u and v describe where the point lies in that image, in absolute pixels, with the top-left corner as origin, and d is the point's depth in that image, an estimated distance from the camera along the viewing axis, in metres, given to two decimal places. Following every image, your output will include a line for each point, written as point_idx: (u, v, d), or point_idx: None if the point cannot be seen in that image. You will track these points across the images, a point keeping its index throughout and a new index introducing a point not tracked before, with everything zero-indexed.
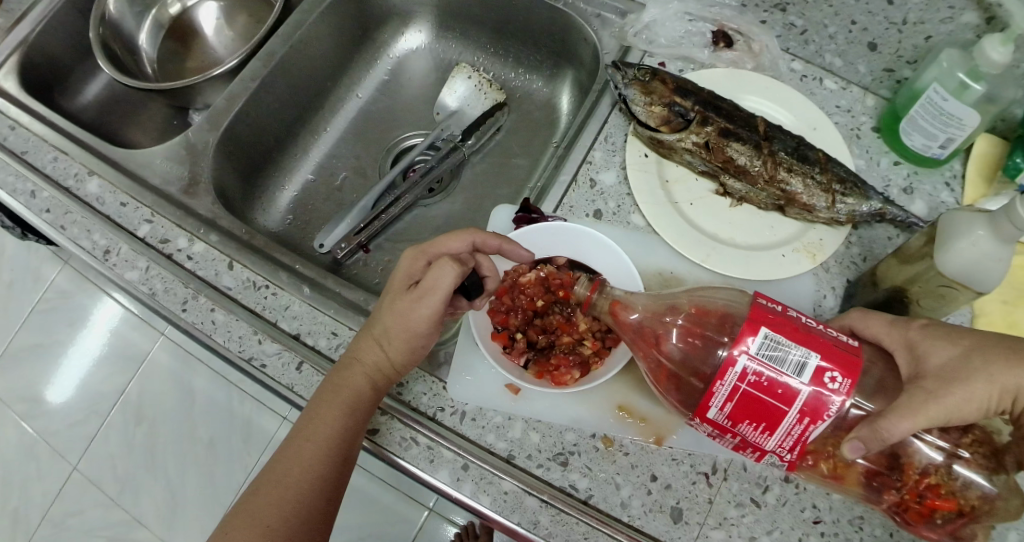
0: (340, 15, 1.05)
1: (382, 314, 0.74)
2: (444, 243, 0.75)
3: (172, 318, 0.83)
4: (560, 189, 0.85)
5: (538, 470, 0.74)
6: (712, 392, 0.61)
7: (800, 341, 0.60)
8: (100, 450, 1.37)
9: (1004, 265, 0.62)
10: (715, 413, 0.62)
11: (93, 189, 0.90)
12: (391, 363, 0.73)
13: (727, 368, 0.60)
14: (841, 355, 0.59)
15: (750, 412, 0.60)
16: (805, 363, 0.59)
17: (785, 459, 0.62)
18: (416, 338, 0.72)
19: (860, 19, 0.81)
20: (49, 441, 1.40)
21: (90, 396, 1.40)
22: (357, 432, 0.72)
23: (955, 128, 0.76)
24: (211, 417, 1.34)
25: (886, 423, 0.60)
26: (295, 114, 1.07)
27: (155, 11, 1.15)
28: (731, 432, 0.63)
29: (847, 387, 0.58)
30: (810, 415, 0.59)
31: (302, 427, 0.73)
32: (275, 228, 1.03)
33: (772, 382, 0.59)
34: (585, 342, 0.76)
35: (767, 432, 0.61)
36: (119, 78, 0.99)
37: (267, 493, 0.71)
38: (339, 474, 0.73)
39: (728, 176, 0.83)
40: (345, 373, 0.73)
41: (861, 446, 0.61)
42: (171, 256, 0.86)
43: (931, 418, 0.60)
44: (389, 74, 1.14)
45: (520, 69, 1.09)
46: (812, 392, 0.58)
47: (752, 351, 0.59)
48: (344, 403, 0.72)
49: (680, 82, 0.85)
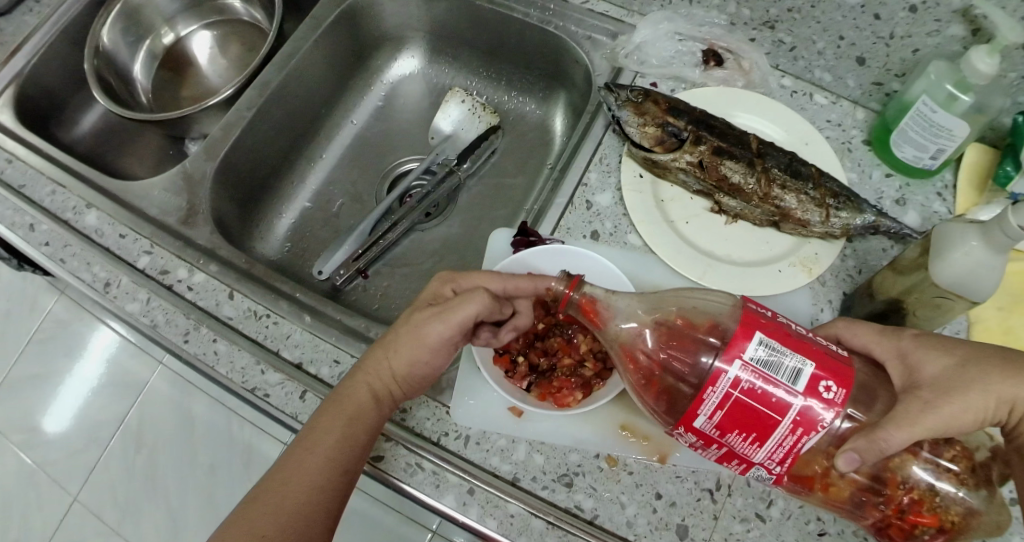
0: (333, 42, 1.06)
1: (392, 328, 0.75)
2: (477, 280, 0.75)
3: (173, 349, 0.83)
4: (556, 211, 0.85)
5: (543, 492, 0.74)
6: (702, 400, 0.60)
7: (795, 348, 0.61)
8: (101, 478, 1.35)
9: (999, 275, 0.63)
10: (702, 422, 0.61)
11: (92, 221, 0.91)
12: (395, 374, 0.73)
13: (720, 375, 0.60)
14: (835, 365, 0.60)
15: (740, 421, 0.60)
16: (800, 371, 0.59)
17: (772, 471, 0.63)
18: (423, 353, 0.72)
19: (848, 34, 0.82)
20: (47, 471, 1.39)
21: (88, 424, 1.38)
22: (359, 444, 0.71)
23: (945, 139, 0.77)
24: (212, 442, 1.29)
25: (883, 434, 0.60)
26: (291, 142, 1.07)
27: (149, 41, 1.16)
28: (718, 442, 0.63)
29: (841, 397, 0.59)
30: (803, 426, 0.59)
31: (303, 439, 0.71)
32: (273, 255, 1.03)
33: (766, 391, 0.59)
34: (585, 364, 0.76)
35: (757, 442, 0.61)
36: (116, 110, 0.99)
37: (260, 507, 0.67)
38: (343, 488, 0.70)
39: (723, 194, 0.84)
40: (351, 383, 0.73)
41: (857, 458, 0.60)
42: (171, 286, 0.86)
43: (928, 428, 0.61)
44: (383, 99, 1.15)
45: (512, 92, 1.10)
46: (806, 402, 0.59)
47: (746, 356, 0.60)
48: (346, 414, 0.71)
49: (673, 102, 0.86)
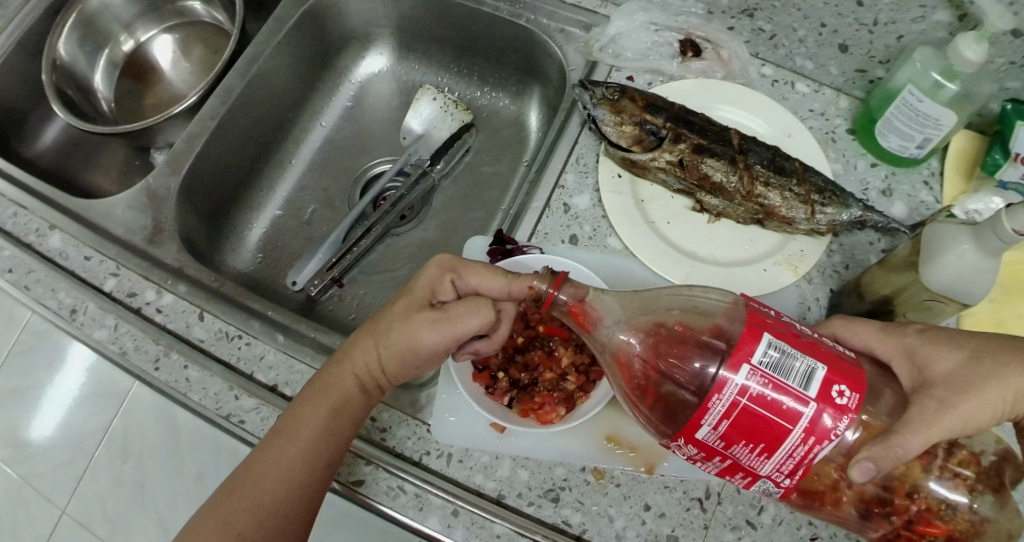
0: (297, 43, 1.02)
1: (382, 317, 0.72)
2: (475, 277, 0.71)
3: (143, 377, 0.80)
4: (533, 216, 0.82)
5: (529, 509, 0.73)
6: (707, 408, 0.56)
7: (805, 351, 0.57)
8: (87, 490, 1.16)
9: (991, 277, 0.61)
10: (705, 433, 0.57)
11: (56, 243, 0.88)
12: (381, 368, 0.71)
13: (726, 381, 0.55)
14: (846, 368, 0.56)
15: (747, 431, 0.56)
16: (811, 375, 0.55)
17: (780, 484, 0.58)
18: (414, 357, 0.69)
19: (830, 21, 0.79)
20: (34, 484, 1.20)
21: (73, 434, 1.18)
22: (341, 439, 0.70)
23: (932, 128, 0.74)
24: (199, 446, 1.12)
25: (900, 440, 0.56)
26: (259, 149, 1.04)
27: (107, 49, 1.12)
28: (721, 454, 0.58)
29: (855, 402, 0.55)
30: (815, 435, 0.55)
31: (282, 428, 0.70)
32: (246, 268, 0.99)
33: (776, 398, 0.55)
34: (568, 377, 0.74)
35: (765, 453, 0.56)
36: (76, 125, 0.96)
37: (237, 497, 0.67)
38: (323, 483, 0.69)
39: (704, 193, 0.81)
40: (335, 373, 0.71)
41: (872, 468, 0.56)
42: (139, 310, 0.83)
43: (946, 430, 0.58)
44: (352, 99, 1.11)
45: (485, 87, 1.07)
46: (819, 408, 0.54)
47: (755, 361, 0.55)
48: (328, 406, 0.70)
49: (650, 99, 0.83)
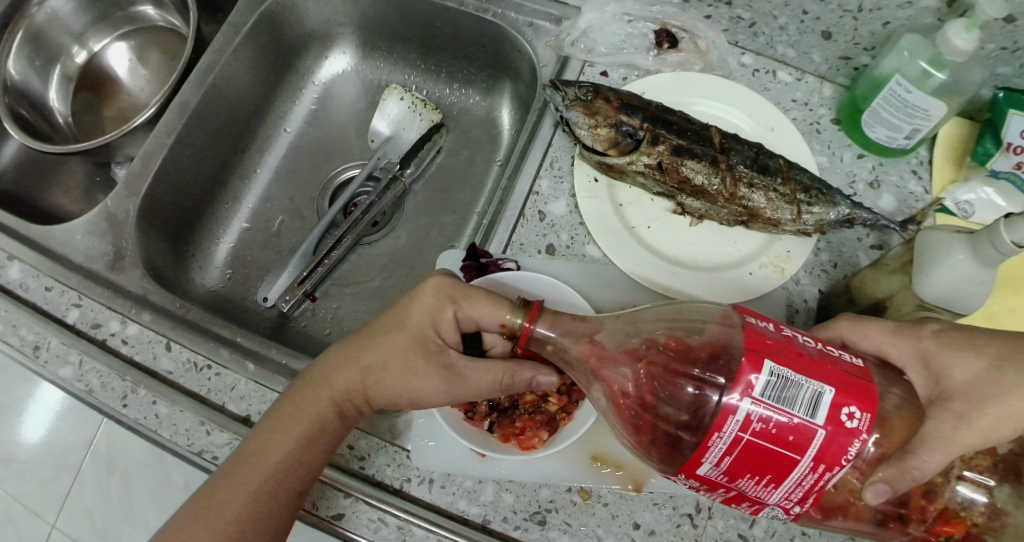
0: (255, 47, 0.97)
1: (368, 343, 0.69)
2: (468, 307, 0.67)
3: (113, 414, 0.77)
4: (507, 225, 0.78)
5: (516, 533, 0.71)
6: (708, 447, 0.53)
7: (811, 373, 0.52)
8: (73, 506, 1.04)
9: (982, 288, 0.59)
10: (707, 469, 0.54)
11: (15, 274, 0.83)
12: (364, 395, 0.69)
13: (727, 418, 0.52)
14: (856, 386, 0.52)
15: (752, 465, 0.53)
16: (818, 400, 0.52)
17: (790, 510, 0.55)
18: (403, 391, 0.67)
19: (811, 8, 0.75)
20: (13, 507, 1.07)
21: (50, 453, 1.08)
22: (313, 464, 0.67)
23: (920, 119, 0.70)
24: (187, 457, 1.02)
25: (916, 460, 0.54)
26: (222, 160, 0.99)
27: (60, 63, 1.06)
28: (726, 486, 0.55)
29: (867, 422, 0.51)
30: (825, 463, 0.52)
31: (251, 447, 0.68)
32: (215, 287, 0.96)
33: (781, 429, 0.51)
34: (549, 399, 0.72)
35: (772, 484, 0.54)
36: (30, 145, 0.91)
37: (201, 523, 0.64)
38: (291, 508, 0.67)
39: (685, 195, 0.77)
40: (311, 395, 0.69)
41: (886, 489, 0.54)
42: (104, 342, 0.80)
43: (965, 446, 0.54)
44: (317, 102, 1.07)
45: (453, 84, 1.02)
46: (829, 434, 0.51)
47: (756, 393, 0.52)
48: (301, 429, 0.67)
49: (625, 99, 0.79)
